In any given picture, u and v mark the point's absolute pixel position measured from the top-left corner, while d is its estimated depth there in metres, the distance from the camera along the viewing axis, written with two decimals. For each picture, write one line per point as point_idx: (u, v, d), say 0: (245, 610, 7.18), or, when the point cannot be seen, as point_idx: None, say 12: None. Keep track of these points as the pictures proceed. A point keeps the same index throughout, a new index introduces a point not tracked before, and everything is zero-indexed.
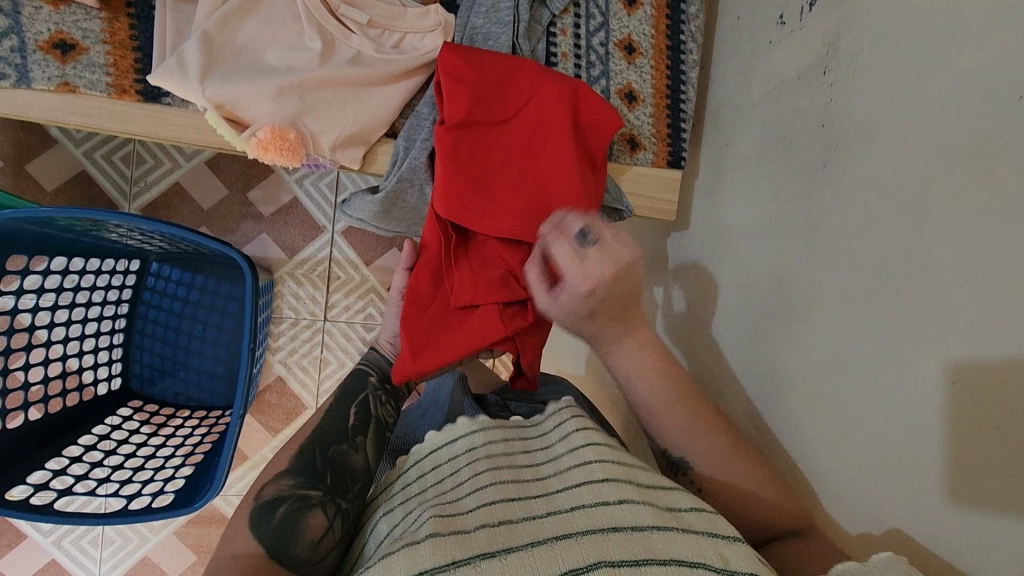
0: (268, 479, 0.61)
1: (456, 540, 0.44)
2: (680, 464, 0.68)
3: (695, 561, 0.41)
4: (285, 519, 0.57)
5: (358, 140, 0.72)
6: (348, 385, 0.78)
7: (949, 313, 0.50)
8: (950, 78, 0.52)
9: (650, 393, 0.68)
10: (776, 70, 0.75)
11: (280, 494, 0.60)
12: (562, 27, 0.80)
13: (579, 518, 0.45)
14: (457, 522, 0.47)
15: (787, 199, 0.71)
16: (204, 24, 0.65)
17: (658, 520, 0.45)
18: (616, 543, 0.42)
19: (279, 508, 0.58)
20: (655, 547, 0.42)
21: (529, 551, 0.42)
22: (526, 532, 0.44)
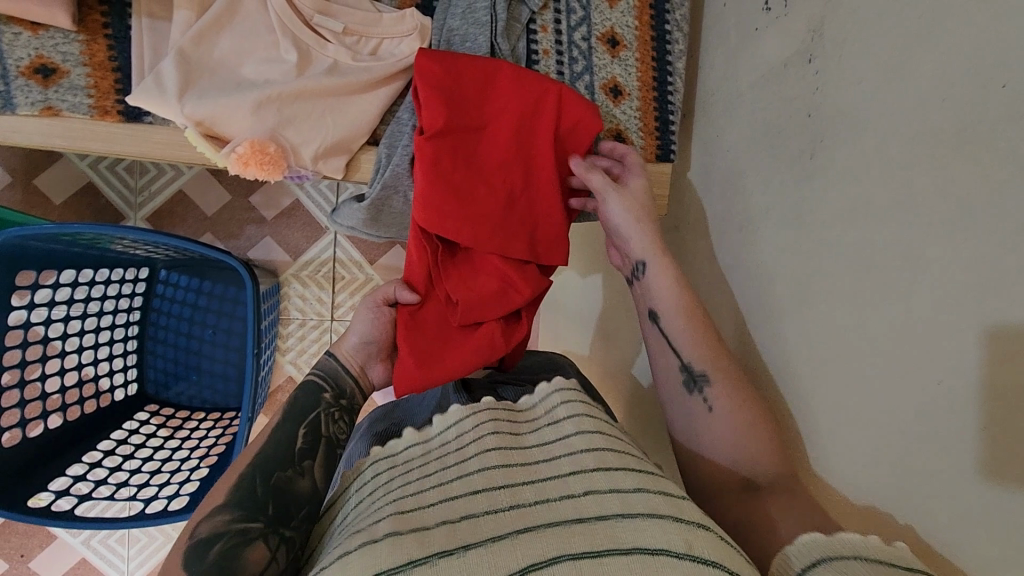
0: (203, 516, 0.58)
1: (418, 538, 0.49)
2: (700, 379, 0.68)
3: (658, 547, 0.45)
4: (220, 559, 0.55)
5: (339, 150, 0.71)
6: (303, 394, 0.74)
7: (937, 310, 0.48)
8: (935, 65, 0.50)
9: (677, 309, 0.71)
10: (763, 58, 0.72)
11: (222, 528, 0.57)
12: (543, 23, 0.79)
13: (546, 511, 0.49)
14: (421, 518, 0.52)
15: (776, 192, 0.70)
16: (179, 42, 0.65)
17: (621, 509, 0.49)
18: (579, 535, 0.46)
19: (216, 545, 0.56)
20: (618, 536, 0.46)
21: (490, 546, 0.47)
22: (489, 527, 0.49)
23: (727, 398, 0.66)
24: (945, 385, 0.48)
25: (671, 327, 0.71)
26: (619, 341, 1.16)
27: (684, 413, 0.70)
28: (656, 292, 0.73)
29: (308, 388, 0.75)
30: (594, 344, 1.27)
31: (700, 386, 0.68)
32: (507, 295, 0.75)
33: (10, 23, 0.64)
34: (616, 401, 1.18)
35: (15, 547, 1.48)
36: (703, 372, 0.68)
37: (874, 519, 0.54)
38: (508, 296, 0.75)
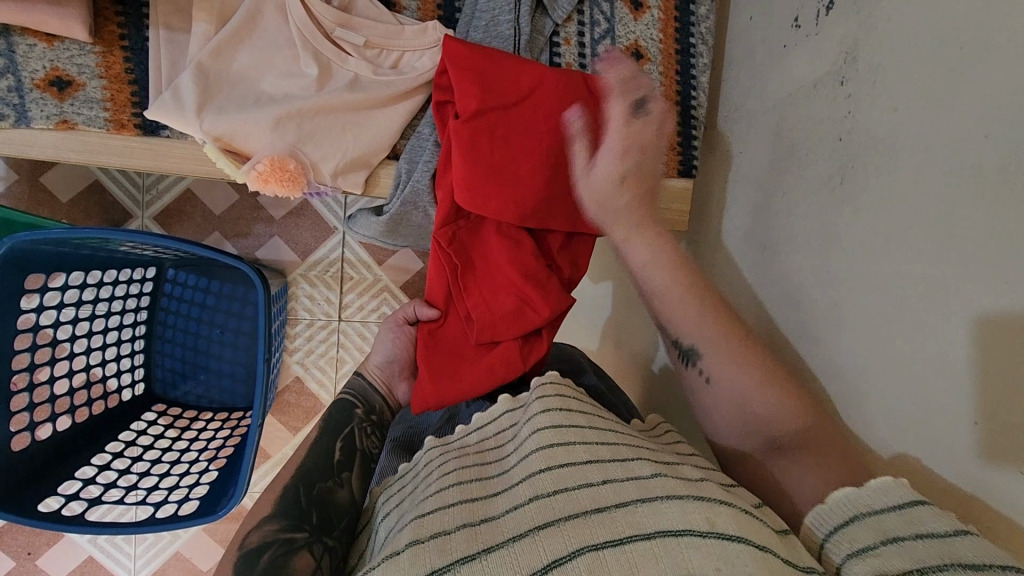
0: (253, 523, 0.57)
1: (438, 545, 0.49)
2: (691, 353, 0.64)
3: (680, 530, 0.45)
4: (270, 567, 0.53)
5: (359, 165, 0.70)
6: (334, 412, 0.73)
7: (975, 348, 0.47)
8: (976, 97, 0.49)
9: (662, 290, 0.65)
10: (791, 75, 0.71)
11: (271, 534, 0.56)
12: (566, 36, 0.77)
13: (565, 504, 0.49)
14: (441, 520, 0.52)
15: (803, 214, 0.69)
16: (198, 55, 0.64)
17: (640, 494, 0.48)
18: (599, 525, 0.46)
19: (266, 552, 0.55)
20: (638, 523, 0.46)
21: (511, 547, 0.47)
22: (507, 525, 0.49)
23: (723, 370, 0.61)
24: (983, 427, 0.47)
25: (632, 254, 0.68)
26: (632, 350, 1.16)
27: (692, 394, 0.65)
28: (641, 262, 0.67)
29: (339, 406, 0.74)
30: (606, 352, 1.27)
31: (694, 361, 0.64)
32: (524, 315, 0.73)
33: (25, 34, 0.62)
34: None
35: (22, 544, 1.48)
36: (694, 347, 0.63)
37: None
38: (525, 315, 0.73)
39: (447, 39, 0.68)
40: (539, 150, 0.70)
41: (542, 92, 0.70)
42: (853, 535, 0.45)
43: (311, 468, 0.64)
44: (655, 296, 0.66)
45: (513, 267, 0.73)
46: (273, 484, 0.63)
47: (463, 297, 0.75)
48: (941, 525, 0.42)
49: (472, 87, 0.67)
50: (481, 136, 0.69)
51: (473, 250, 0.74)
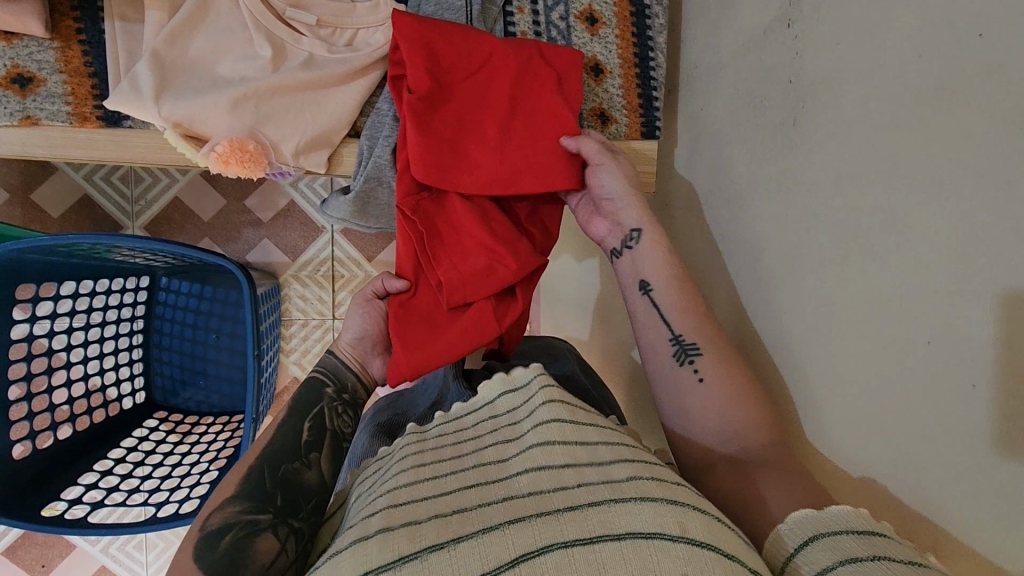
0: (218, 504, 0.58)
1: (407, 534, 0.48)
2: (690, 350, 0.67)
3: (651, 531, 0.44)
4: (231, 549, 0.55)
5: (321, 143, 0.71)
6: (305, 391, 0.74)
7: (925, 268, 0.48)
8: (911, 21, 0.49)
9: (666, 281, 0.71)
10: (743, 26, 0.71)
11: (234, 516, 0.57)
12: (519, 5, 0.78)
13: (538, 501, 0.48)
14: (412, 511, 0.52)
15: (762, 162, 0.69)
16: (153, 43, 0.65)
17: (614, 494, 0.47)
18: (571, 522, 0.45)
19: (228, 534, 0.56)
20: (611, 524, 0.45)
21: (480, 537, 0.46)
22: (480, 516, 0.48)
23: (718, 368, 0.65)
24: (937, 345, 0.47)
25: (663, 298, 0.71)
26: (618, 323, 1.16)
27: (672, 392, 0.68)
28: (646, 267, 0.72)
29: (310, 386, 0.75)
30: (594, 328, 1.27)
31: (690, 357, 0.67)
32: (496, 273, 0.73)
33: None
34: (618, 386, 1.18)
35: (35, 558, 1.50)
36: (694, 344, 0.67)
37: (872, 492, 0.54)
38: (498, 274, 0.73)
39: (396, 13, 0.69)
40: (496, 126, 0.72)
41: (495, 60, 0.72)
42: (837, 547, 0.44)
43: (281, 449, 0.66)
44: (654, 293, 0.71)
45: (485, 235, 0.73)
46: (252, 460, 0.64)
47: (433, 266, 0.74)
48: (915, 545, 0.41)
49: (424, 67, 0.69)
50: (436, 114, 0.71)
51: (438, 219, 0.74)
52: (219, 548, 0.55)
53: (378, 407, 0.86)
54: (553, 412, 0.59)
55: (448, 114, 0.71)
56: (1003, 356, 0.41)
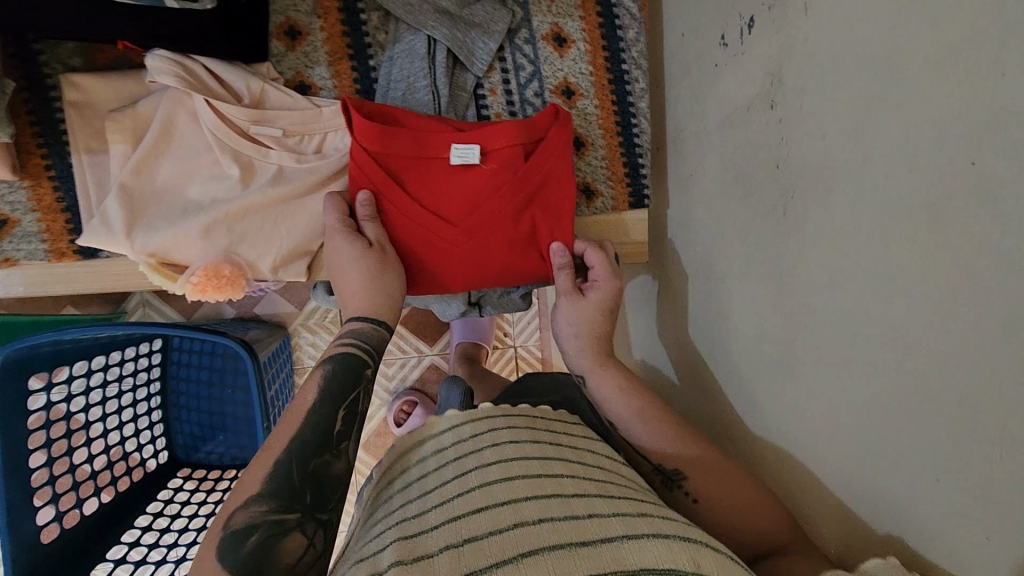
0: (236, 504, 0.49)
1: (422, 570, 0.42)
2: (675, 476, 0.64)
3: (667, 568, 0.41)
4: (255, 556, 0.47)
5: (298, 254, 0.70)
6: (342, 368, 0.61)
7: (928, 399, 0.44)
8: (897, 129, 0.45)
9: (634, 412, 0.69)
10: (726, 96, 0.68)
11: (251, 523, 0.49)
12: (491, 86, 0.75)
13: (551, 534, 0.44)
14: (422, 544, 0.45)
15: (754, 241, 0.65)
16: (120, 176, 0.65)
17: (625, 531, 0.45)
18: (585, 559, 0.41)
19: (250, 539, 0.48)
20: (623, 559, 0.41)
21: (496, 573, 0.40)
22: (493, 549, 0.43)
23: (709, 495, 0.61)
24: (945, 483, 0.44)
25: (629, 430, 0.68)
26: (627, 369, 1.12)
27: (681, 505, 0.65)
28: (609, 403, 0.70)
29: (346, 360, 0.62)
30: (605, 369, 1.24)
31: (678, 482, 0.64)
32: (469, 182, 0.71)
33: None
34: (629, 429, 1.15)
35: None
36: (676, 471, 0.64)
37: None
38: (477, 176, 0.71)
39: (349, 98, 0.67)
40: (479, 185, 0.71)
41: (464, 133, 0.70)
42: None
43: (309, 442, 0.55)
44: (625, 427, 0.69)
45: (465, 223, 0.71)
46: (257, 462, 0.53)
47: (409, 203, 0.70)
48: None
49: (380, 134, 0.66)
50: (411, 259, 0.72)
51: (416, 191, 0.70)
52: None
53: None
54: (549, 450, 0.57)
55: (433, 185, 0.70)
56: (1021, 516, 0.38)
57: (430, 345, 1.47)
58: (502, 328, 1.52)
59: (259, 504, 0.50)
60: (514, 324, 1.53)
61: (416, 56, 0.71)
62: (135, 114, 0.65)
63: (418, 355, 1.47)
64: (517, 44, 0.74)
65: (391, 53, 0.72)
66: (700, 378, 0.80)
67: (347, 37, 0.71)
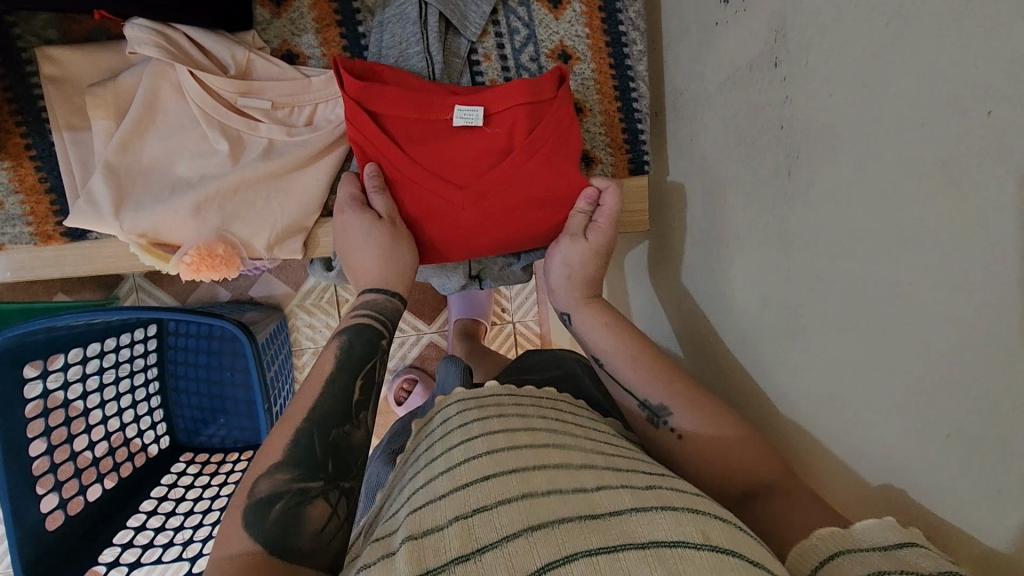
0: (260, 473, 0.49)
1: (432, 544, 0.42)
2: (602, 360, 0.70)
3: (675, 539, 0.40)
4: (283, 519, 0.46)
5: (293, 231, 0.68)
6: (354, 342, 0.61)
7: (937, 358, 0.44)
8: (906, 84, 0.44)
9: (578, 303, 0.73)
10: (727, 56, 0.66)
11: (275, 491, 0.48)
12: (485, 51, 0.73)
13: (559, 506, 0.43)
14: (433, 513, 0.45)
15: (757, 207, 0.64)
16: (105, 154, 0.62)
17: (634, 503, 0.44)
18: (591, 530, 0.41)
19: (275, 506, 0.47)
20: (632, 531, 0.41)
21: (503, 547, 0.40)
22: (501, 518, 0.42)
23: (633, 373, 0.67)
24: (955, 442, 0.44)
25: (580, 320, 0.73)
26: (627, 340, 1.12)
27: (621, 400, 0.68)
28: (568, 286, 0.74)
29: (359, 333, 0.61)
30: None
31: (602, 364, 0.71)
32: (478, 148, 0.69)
33: None
34: None
35: None
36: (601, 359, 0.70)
37: None
38: (487, 142, 0.69)
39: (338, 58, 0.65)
40: (486, 150, 0.70)
41: (475, 97, 0.68)
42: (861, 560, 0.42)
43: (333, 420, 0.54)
44: (610, 361, 0.69)
45: (479, 191, 0.69)
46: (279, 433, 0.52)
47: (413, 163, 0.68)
48: (931, 564, 0.39)
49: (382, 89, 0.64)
50: (421, 149, 0.68)
51: (418, 155, 0.68)
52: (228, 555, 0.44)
53: (393, 435, 0.86)
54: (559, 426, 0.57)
55: (430, 144, 0.68)
56: None
57: (429, 323, 1.46)
58: (500, 304, 1.51)
59: (280, 477, 0.49)
60: (511, 299, 1.52)
61: (407, 22, 0.68)
62: (116, 88, 0.62)
63: (417, 333, 1.46)
64: (511, 7, 0.72)
65: (382, 18, 0.69)
66: (702, 348, 0.80)
67: (335, 3, 0.68)
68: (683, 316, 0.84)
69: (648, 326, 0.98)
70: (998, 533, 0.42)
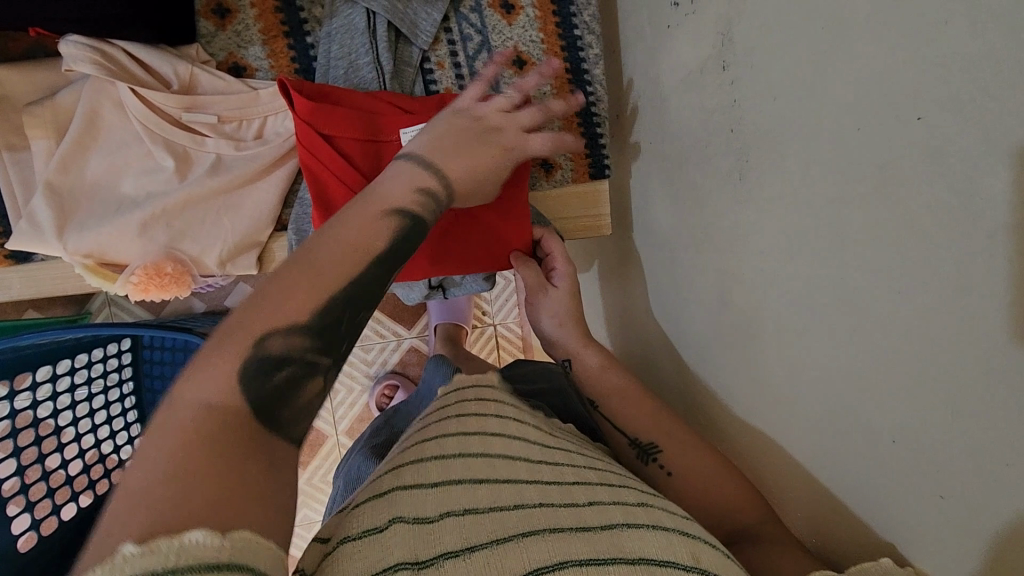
0: (275, 326, 0.40)
1: (419, 530, 0.40)
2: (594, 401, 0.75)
3: (664, 560, 0.41)
4: (283, 388, 0.40)
5: (243, 248, 0.67)
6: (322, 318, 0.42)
7: (883, 364, 0.44)
8: (843, 90, 0.44)
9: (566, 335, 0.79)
10: (680, 60, 0.65)
11: (285, 354, 0.40)
12: (438, 59, 0.71)
13: (552, 515, 0.43)
14: (422, 497, 0.43)
15: (714, 210, 0.63)
16: (45, 174, 0.61)
17: (625, 520, 0.44)
18: (583, 541, 0.41)
19: (279, 370, 0.40)
20: (624, 546, 0.41)
21: (494, 547, 0.39)
22: (495, 520, 0.42)
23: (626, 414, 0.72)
24: (903, 446, 0.44)
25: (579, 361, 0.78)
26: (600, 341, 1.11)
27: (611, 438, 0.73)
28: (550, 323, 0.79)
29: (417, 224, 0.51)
30: None
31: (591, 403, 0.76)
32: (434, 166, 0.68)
33: None
34: None
35: None
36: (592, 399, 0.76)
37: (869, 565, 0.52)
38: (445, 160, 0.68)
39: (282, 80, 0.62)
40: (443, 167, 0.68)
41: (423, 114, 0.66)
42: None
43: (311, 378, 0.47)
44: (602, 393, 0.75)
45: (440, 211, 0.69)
46: (300, 280, 0.42)
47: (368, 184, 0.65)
48: None
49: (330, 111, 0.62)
50: (375, 172, 0.63)
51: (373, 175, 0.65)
52: (212, 411, 0.37)
53: (375, 429, 0.85)
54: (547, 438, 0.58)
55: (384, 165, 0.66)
56: (974, 475, 0.39)
57: (408, 328, 1.45)
58: (479, 307, 1.50)
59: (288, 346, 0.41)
60: (491, 302, 1.51)
61: (356, 32, 0.67)
62: (55, 107, 0.61)
63: (397, 339, 1.45)
64: (462, 14, 0.71)
65: (329, 29, 0.67)
66: (670, 351, 0.80)
67: (281, 14, 0.67)
68: (649, 318, 0.84)
69: (619, 328, 0.98)
70: (947, 536, 0.43)
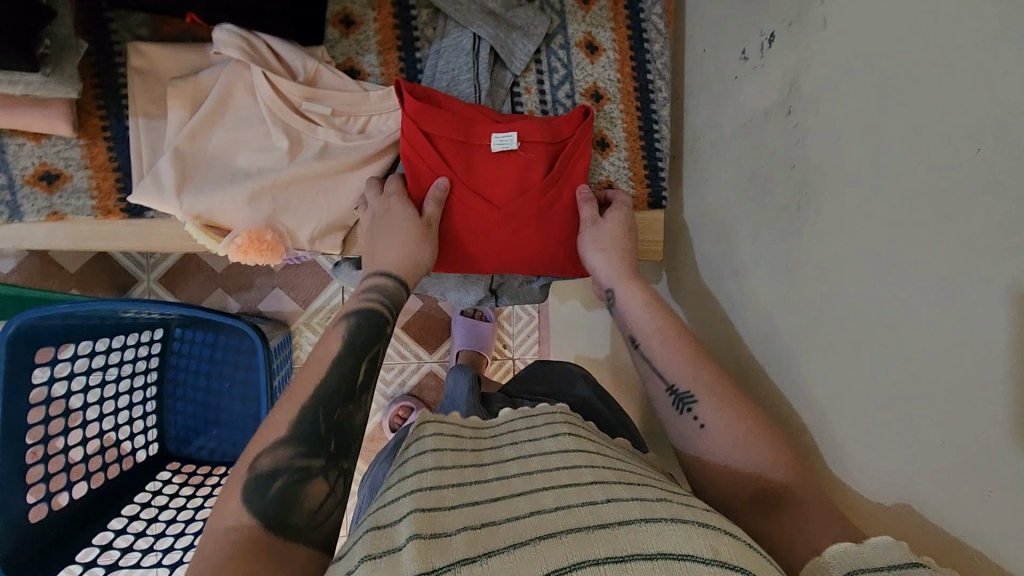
0: (261, 448, 0.50)
1: (437, 546, 0.40)
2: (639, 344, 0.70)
3: (685, 552, 0.38)
4: (280, 496, 0.48)
5: (336, 227, 0.74)
6: (364, 321, 0.63)
7: (925, 373, 0.48)
8: (903, 128, 0.51)
9: (655, 331, 0.69)
10: (744, 103, 0.73)
11: (274, 467, 0.50)
12: (526, 85, 0.80)
13: (567, 518, 0.42)
14: (440, 520, 0.44)
15: (767, 237, 0.69)
16: (175, 140, 0.68)
17: (645, 514, 0.42)
18: (601, 540, 0.39)
19: (273, 482, 0.49)
20: (639, 542, 0.39)
21: (510, 554, 0.39)
22: (509, 533, 0.42)
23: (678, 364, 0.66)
24: (939, 451, 0.46)
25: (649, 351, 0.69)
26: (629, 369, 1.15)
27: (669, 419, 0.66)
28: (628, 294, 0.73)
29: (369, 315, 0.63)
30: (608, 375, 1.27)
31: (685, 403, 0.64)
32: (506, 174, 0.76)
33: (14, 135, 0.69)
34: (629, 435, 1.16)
35: None
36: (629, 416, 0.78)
37: None
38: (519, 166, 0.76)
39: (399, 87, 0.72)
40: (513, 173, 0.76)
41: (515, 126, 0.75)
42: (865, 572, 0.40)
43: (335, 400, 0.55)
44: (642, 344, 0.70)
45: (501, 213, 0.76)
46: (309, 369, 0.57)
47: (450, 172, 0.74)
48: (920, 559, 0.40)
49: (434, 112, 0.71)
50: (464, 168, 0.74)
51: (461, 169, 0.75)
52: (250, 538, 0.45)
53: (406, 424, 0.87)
54: (574, 442, 0.57)
55: (476, 165, 0.75)
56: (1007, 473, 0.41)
57: (430, 352, 1.49)
58: (502, 340, 1.53)
59: (344, 362, 0.58)
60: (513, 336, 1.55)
61: (461, 52, 0.76)
62: (196, 83, 0.69)
63: (418, 361, 1.48)
64: (553, 49, 0.80)
65: (439, 47, 0.77)
66: None
67: (398, 30, 0.76)
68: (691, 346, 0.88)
69: None
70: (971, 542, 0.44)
